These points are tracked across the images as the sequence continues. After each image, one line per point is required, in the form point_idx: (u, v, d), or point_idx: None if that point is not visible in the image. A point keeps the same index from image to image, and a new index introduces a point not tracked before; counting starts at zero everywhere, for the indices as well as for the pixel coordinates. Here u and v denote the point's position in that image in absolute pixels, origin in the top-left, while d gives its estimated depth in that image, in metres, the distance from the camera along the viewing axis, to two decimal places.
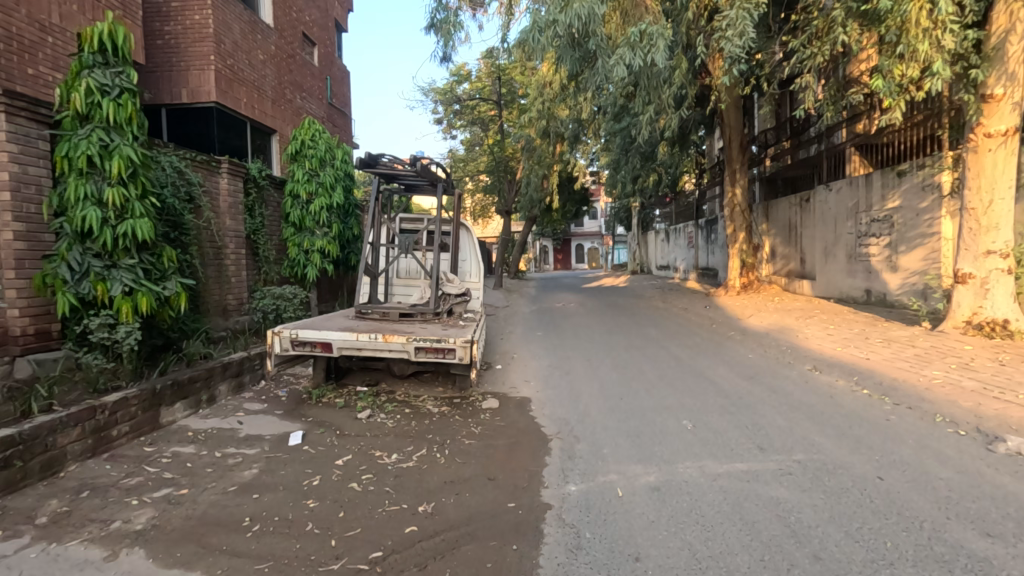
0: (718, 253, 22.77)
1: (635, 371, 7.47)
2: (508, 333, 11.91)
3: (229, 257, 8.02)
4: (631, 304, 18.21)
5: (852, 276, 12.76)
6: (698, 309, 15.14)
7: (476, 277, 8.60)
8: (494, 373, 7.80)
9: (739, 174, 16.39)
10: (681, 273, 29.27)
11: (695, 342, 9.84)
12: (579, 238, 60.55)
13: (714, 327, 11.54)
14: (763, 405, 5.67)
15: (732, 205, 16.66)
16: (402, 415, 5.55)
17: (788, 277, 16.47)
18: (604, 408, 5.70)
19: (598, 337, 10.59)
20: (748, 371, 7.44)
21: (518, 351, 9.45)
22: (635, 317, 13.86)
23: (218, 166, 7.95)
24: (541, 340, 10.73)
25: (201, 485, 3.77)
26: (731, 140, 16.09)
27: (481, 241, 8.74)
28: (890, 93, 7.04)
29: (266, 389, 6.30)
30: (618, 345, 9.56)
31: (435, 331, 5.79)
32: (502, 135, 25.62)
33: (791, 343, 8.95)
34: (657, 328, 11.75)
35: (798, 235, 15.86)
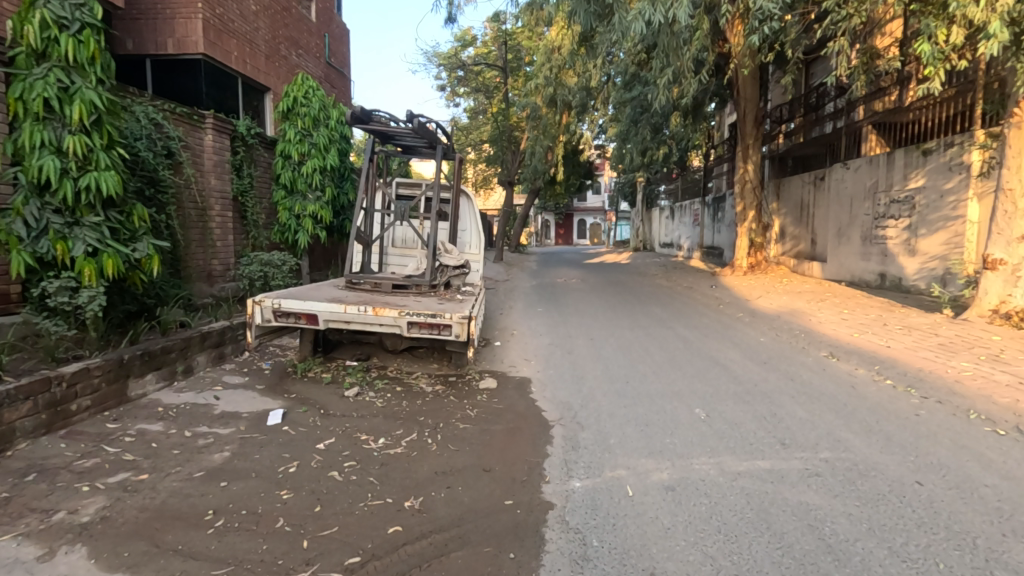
0: (725, 231, 22.25)
1: (640, 352, 7.09)
2: (508, 308, 11.51)
3: (214, 219, 7.54)
4: (635, 281, 17.77)
5: (866, 259, 12.30)
6: (703, 288, 14.74)
7: (475, 249, 8.15)
8: (493, 350, 7.41)
9: (752, 150, 15.78)
10: (684, 252, 28.77)
11: (702, 323, 9.43)
12: (582, 214, 59.79)
13: (722, 308, 11.13)
14: (780, 394, 5.29)
15: (743, 181, 16.08)
16: (392, 394, 5.17)
17: (797, 258, 16.00)
18: (609, 393, 5.33)
19: (601, 315, 10.19)
20: (760, 355, 7.05)
21: (518, 327, 9.06)
22: (640, 296, 13.45)
23: (203, 120, 7.39)
24: (541, 316, 10.33)
25: (164, 471, 3.39)
26: (746, 113, 15.42)
27: (482, 211, 8.25)
28: (932, 60, 6.50)
29: (249, 361, 5.91)
30: (622, 324, 9.17)
31: (431, 305, 5.37)
32: (507, 104, 24.79)
33: (804, 327, 8.55)
34: (662, 307, 11.34)
35: (810, 214, 15.34)
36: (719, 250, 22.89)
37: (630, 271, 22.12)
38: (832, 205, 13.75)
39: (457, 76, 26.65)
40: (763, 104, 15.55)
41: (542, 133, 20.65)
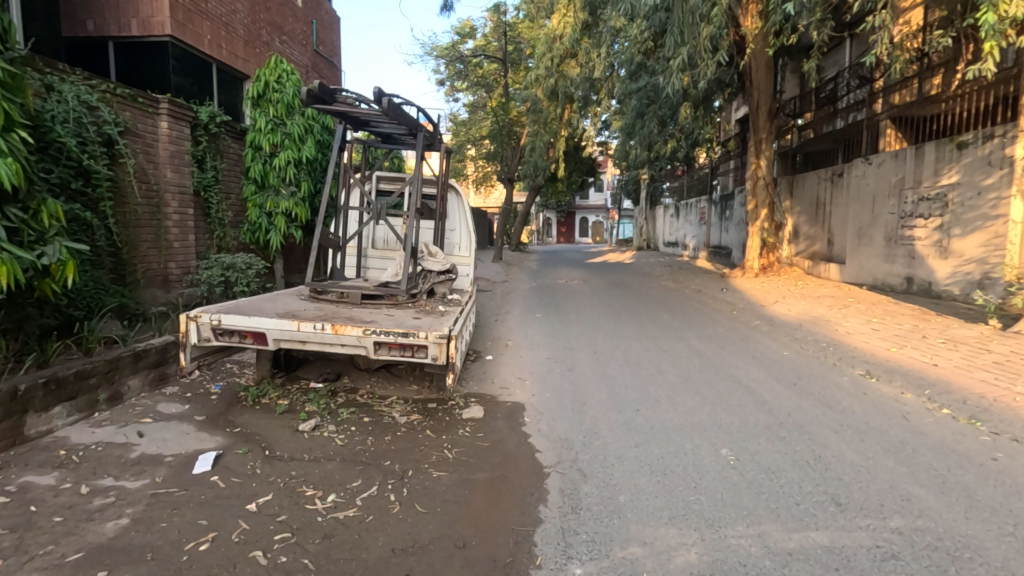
0: (733, 231, 21.35)
1: (650, 370, 6.24)
2: (506, 314, 10.64)
3: (170, 217, 6.71)
4: (640, 283, 16.91)
5: (890, 261, 11.43)
6: (714, 292, 13.87)
7: (465, 251, 7.31)
8: (483, 365, 6.57)
9: (765, 145, 14.90)
10: (690, 251, 27.87)
11: (717, 333, 8.58)
12: (584, 211, 58.88)
13: (736, 314, 10.27)
14: (819, 427, 4.44)
15: (755, 178, 15.19)
16: (357, 429, 4.31)
17: (813, 259, 15.11)
18: (616, 425, 4.48)
19: (605, 322, 9.33)
20: (788, 373, 6.19)
21: (514, 337, 8.21)
22: (646, 300, 12.59)
23: (156, 105, 6.54)
24: (540, 323, 9.47)
25: (27, 554, 2.55)
26: (759, 106, 14.52)
27: (473, 208, 7.40)
28: (992, 35, 5.63)
29: (196, 383, 5.05)
30: (628, 334, 8.32)
31: (405, 320, 4.51)
32: (507, 98, 23.88)
33: (832, 339, 7.68)
34: (671, 313, 10.49)
35: (826, 213, 14.46)
36: (728, 250, 21.99)
37: (634, 271, 21.25)
38: (852, 204, 12.85)
39: (457, 69, 25.71)
40: (778, 96, 14.65)
41: (543, 127, 19.78)
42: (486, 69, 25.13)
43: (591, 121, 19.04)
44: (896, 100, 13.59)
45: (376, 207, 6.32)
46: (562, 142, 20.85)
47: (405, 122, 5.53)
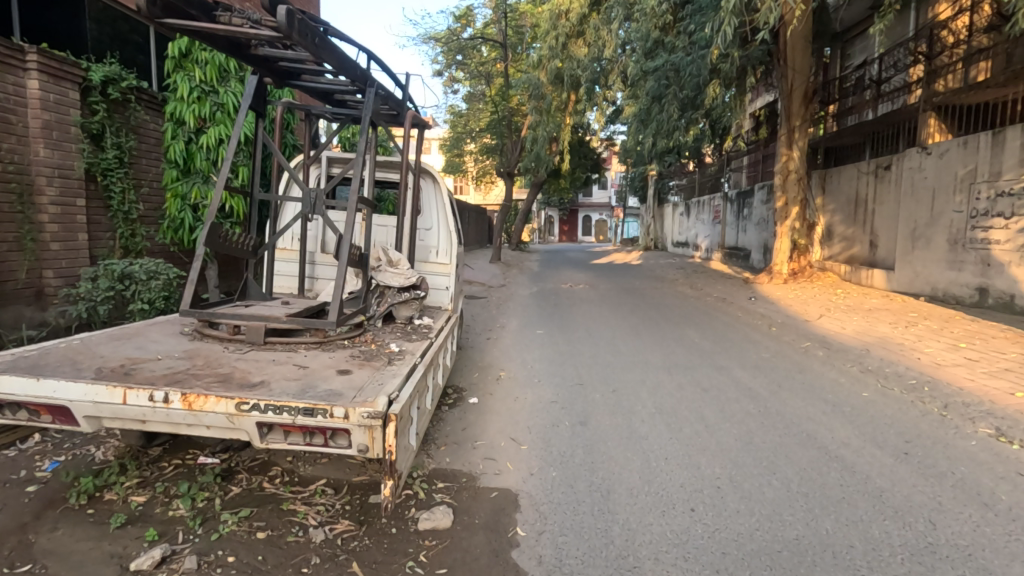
0: (753, 231, 19.63)
1: (693, 424, 4.52)
2: (502, 329, 8.91)
3: (46, 209, 4.99)
4: (653, 288, 15.20)
5: (956, 268, 9.70)
6: (741, 301, 12.11)
7: (444, 257, 5.61)
8: (465, 413, 4.85)
9: (798, 134, 13.14)
10: (702, 252, 26.12)
11: (764, 360, 6.85)
12: (587, 210, 57.11)
13: (778, 331, 8.54)
14: (997, 555, 2.74)
15: (785, 173, 13.44)
16: (236, 563, 2.57)
17: (851, 264, 13.34)
18: (666, 550, 2.80)
19: (622, 343, 7.60)
20: (885, 428, 4.50)
21: (508, 366, 6.48)
22: (666, 310, 10.87)
23: (20, 57, 4.83)
24: (542, 343, 7.73)
25: None
26: (793, 89, 12.75)
27: (454, 201, 5.69)
28: None
29: (17, 463, 3.32)
30: (653, 361, 6.60)
31: (322, 375, 2.77)
32: (508, 86, 22.08)
33: (920, 372, 5.98)
34: (700, 329, 8.76)
35: (868, 212, 12.73)
36: (747, 251, 20.20)
37: (644, 274, 19.51)
38: (903, 202, 11.09)
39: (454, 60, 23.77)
40: (814, 78, 12.90)
41: (546, 117, 17.96)
42: (486, 56, 23.28)
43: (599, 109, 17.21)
44: (940, 88, 12.17)
45: (307, 193, 4.27)
46: (566, 134, 19.04)
47: (330, 67, 3.60)
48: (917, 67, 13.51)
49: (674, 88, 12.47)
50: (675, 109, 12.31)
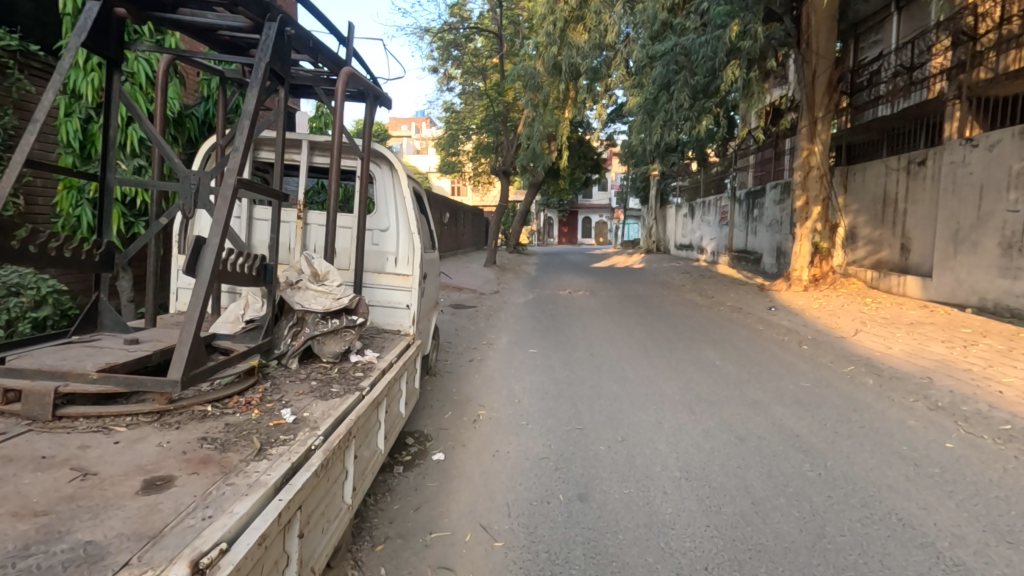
0: (764, 233, 18.38)
1: (735, 503, 3.27)
2: (490, 347, 7.66)
3: None
4: (659, 295, 13.93)
5: (1012, 276, 8.46)
6: (759, 311, 10.87)
7: (405, 266, 4.36)
8: (423, 480, 3.58)
9: (821, 126, 11.91)
10: (707, 255, 24.89)
11: (805, 391, 5.58)
12: (586, 211, 55.93)
13: (813, 351, 7.29)
14: None
15: (806, 169, 12.25)
16: None
17: (879, 269, 12.10)
18: None
19: (631, 368, 6.33)
20: (1004, 508, 3.25)
21: (491, 402, 5.21)
22: (678, 322, 9.62)
23: None
24: (536, 368, 6.47)
25: None
26: (815, 77, 11.54)
27: (415, 192, 4.43)
28: None
29: None
30: (669, 396, 5.34)
31: (108, 496, 1.53)
32: (505, 80, 20.78)
33: (1009, 414, 4.73)
34: (720, 350, 7.50)
35: (899, 212, 11.49)
36: (758, 255, 18.95)
37: (648, 279, 18.26)
38: (943, 201, 9.85)
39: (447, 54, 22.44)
40: (841, 64, 11.67)
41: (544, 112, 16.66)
42: (482, 50, 21.97)
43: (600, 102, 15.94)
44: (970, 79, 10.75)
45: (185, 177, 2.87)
46: (565, 129, 17.76)
47: None
48: (939, 59, 12.21)
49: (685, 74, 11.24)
50: (687, 97, 11.05)
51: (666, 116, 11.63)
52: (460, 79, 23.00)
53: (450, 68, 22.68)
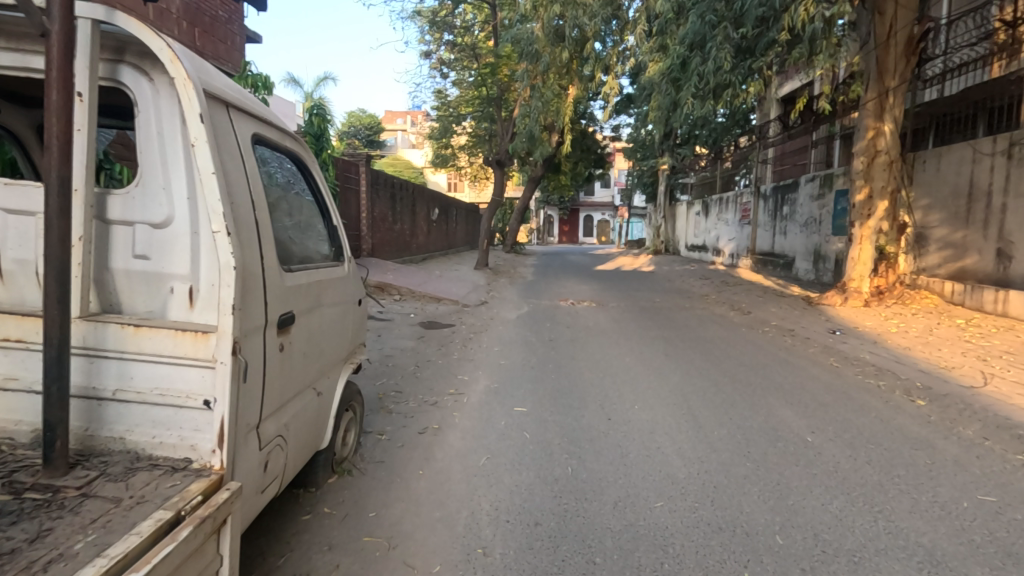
0: (797, 234, 15.99)
1: None
2: (457, 400, 5.21)
3: None
4: (678, 309, 11.52)
5: None
6: (819, 335, 8.42)
7: (208, 303, 1.92)
8: None
9: (894, 98, 9.41)
10: (725, 258, 22.47)
11: (1000, 519, 3.14)
12: (588, 209, 53.53)
13: (942, 416, 4.85)
14: None
15: (871, 154, 9.79)
16: None
17: (963, 281, 9.65)
18: None
19: (677, 457, 3.89)
20: None
21: (432, 556, 2.76)
22: (721, 356, 7.16)
23: None
24: (523, 453, 4.02)
25: None
26: (892, 32, 9.08)
27: (228, 139, 2.01)
28: None
29: None
30: (765, 541, 2.90)
31: None
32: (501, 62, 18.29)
33: None
34: (800, 410, 5.06)
35: (994, 209, 9.01)
36: (790, 259, 16.49)
37: (662, 286, 15.83)
38: None
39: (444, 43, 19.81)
40: (926, 18, 9.19)
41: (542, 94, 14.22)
42: (477, 29, 19.44)
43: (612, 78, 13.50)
44: None
45: None
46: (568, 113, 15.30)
47: None
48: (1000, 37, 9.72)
49: (726, 25, 8.64)
50: (728, 56, 8.51)
51: (699, 80, 9.09)
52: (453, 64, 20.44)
53: (442, 53, 20.12)
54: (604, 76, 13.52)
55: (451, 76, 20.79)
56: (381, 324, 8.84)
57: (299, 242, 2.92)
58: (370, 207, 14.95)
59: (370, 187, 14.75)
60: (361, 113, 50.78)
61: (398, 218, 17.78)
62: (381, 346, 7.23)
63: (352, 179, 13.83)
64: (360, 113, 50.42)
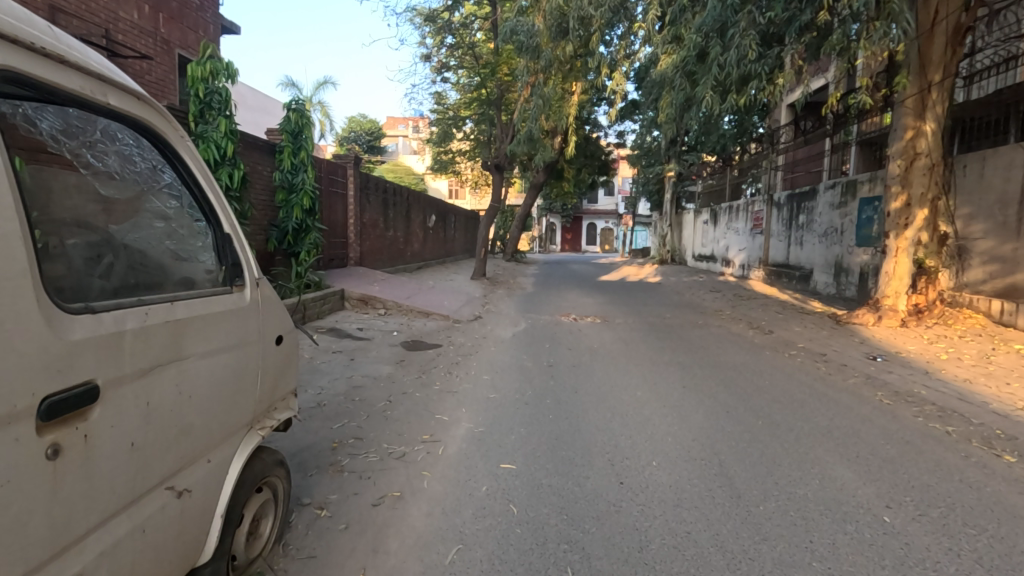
0: (816, 246, 14.97)
1: None
2: (431, 453, 4.18)
3: None
4: (691, 326, 10.49)
5: None
6: (856, 361, 7.38)
7: None
8: None
9: (937, 94, 8.44)
10: (735, 269, 21.43)
11: None
12: (591, 217, 52.49)
13: None
14: None
15: (909, 157, 8.78)
16: None
17: (1014, 299, 8.56)
18: None
19: (718, 557, 2.86)
20: None
21: None
22: (748, 389, 6.11)
23: None
24: (507, 543, 2.99)
25: None
26: (938, 20, 8.14)
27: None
28: None
29: None
30: None
31: None
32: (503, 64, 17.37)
33: None
34: (862, 470, 4.01)
35: None
36: (808, 271, 15.48)
37: (671, 300, 14.77)
38: None
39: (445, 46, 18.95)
40: (977, 5, 8.21)
41: (544, 97, 13.28)
42: (479, 33, 18.58)
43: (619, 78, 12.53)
44: None
45: None
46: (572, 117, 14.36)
47: None
48: None
49: (751, 8, 7.64)
50: (753, 43, 7.49)
51: (719, 70, 8.10)
52: (453, 67, 19.53)
53: (442, 57, 19.25)
54: (611, 76, 12.55)
55: (451, 80, 19.90)
56: (359, 345, 7.81)
57: (143, 253, 2.06)
58: (359, 212, 13.95)
59: (358, 191, 13.75)
60: (362, 118, 49.97)
61: (391, 224, 16.78)
62: (351, 374, 6.20)
63: (338, 182, 12.82)
64: (362, 118, 49.68)
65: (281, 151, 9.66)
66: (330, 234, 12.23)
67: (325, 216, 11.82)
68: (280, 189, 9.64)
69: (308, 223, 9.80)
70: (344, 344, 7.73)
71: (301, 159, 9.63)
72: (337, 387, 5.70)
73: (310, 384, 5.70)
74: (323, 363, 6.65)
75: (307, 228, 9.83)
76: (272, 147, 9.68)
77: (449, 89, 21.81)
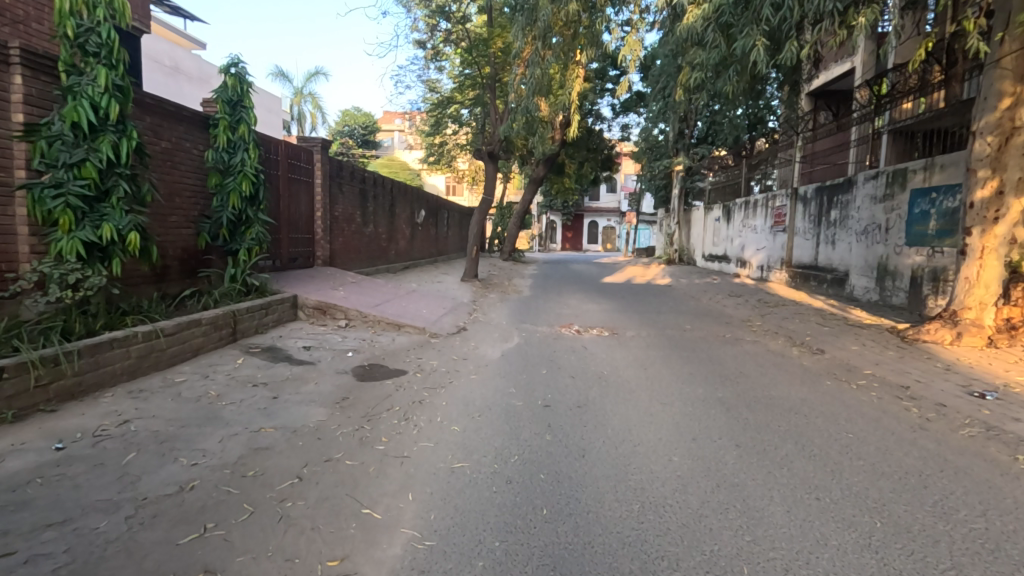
0: (853, 245, 13.15)
1: None
2: None
3: None
4: (719, 343, 8.68)
5: None
6: (954, 399, 5.56)
7: None
8: None
9: None
10: (752, 271, 19.61)
11: None
12: (591, 215, 50.68)
13: None
14: None
15: (1004, 133, 6.96)
16: None
17: None
18: None
19: None
20: None
21: None
22: (828, 449, 4.27)
23: None
24: None
25: None
26: None
27: None
28: None
29: None
30: None
31: None
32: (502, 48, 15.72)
33: None
34: None
35: None
36: (841, 273, 13.67)
37: (688, 306, 12.94)
38: None
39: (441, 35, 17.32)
40: None
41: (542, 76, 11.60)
42: (476, 14, 16.91)
43: (635, 56, 10.86)
44: None
45: None
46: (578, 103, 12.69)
47: None
48: None
49: None
50: None
51: (771, 12, 6.36)
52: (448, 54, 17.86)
53: (438, 42, 17.57)
54: (625, 52, 10.86)
55: (448, 69, 18.28)
56: (296, 372, 5.95)
57: None
58: (329, 204, 12.12)
59: (327, 181, 11.91)
60: (356, 112, 48.07)
61: (371, 219, 14.93)
62: (261, 425, 4.33)
63: (301, 168, 10.98)
64: (356, 112, 47.86)
65: (216, 124, 7.83)
66: (289, 229, 10.38)
67: (280, 207, 9.99)
68: (213, 171, 7.80)
69: (249, 214, 8.01)
70: (276, 372, 5.87)
71: (239, 136, 7.83)
72: (229, 452, 3.82)
73: (186, 447, 3.82)
74: (231, 405, 4.78)
75: (248, 219, 8.07)
76: (205, 119, 7.84)
77: (444, 77, 20.11)
